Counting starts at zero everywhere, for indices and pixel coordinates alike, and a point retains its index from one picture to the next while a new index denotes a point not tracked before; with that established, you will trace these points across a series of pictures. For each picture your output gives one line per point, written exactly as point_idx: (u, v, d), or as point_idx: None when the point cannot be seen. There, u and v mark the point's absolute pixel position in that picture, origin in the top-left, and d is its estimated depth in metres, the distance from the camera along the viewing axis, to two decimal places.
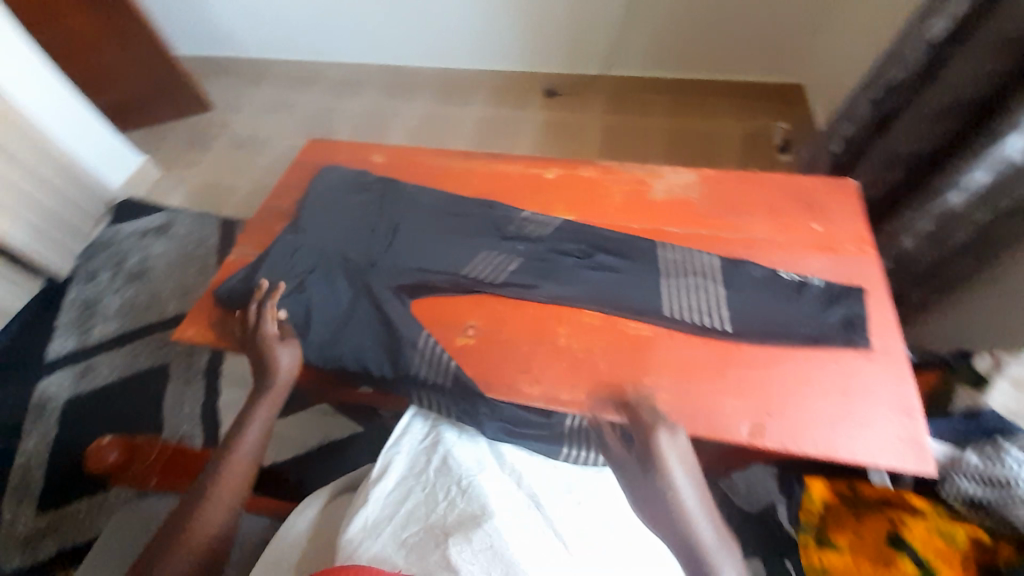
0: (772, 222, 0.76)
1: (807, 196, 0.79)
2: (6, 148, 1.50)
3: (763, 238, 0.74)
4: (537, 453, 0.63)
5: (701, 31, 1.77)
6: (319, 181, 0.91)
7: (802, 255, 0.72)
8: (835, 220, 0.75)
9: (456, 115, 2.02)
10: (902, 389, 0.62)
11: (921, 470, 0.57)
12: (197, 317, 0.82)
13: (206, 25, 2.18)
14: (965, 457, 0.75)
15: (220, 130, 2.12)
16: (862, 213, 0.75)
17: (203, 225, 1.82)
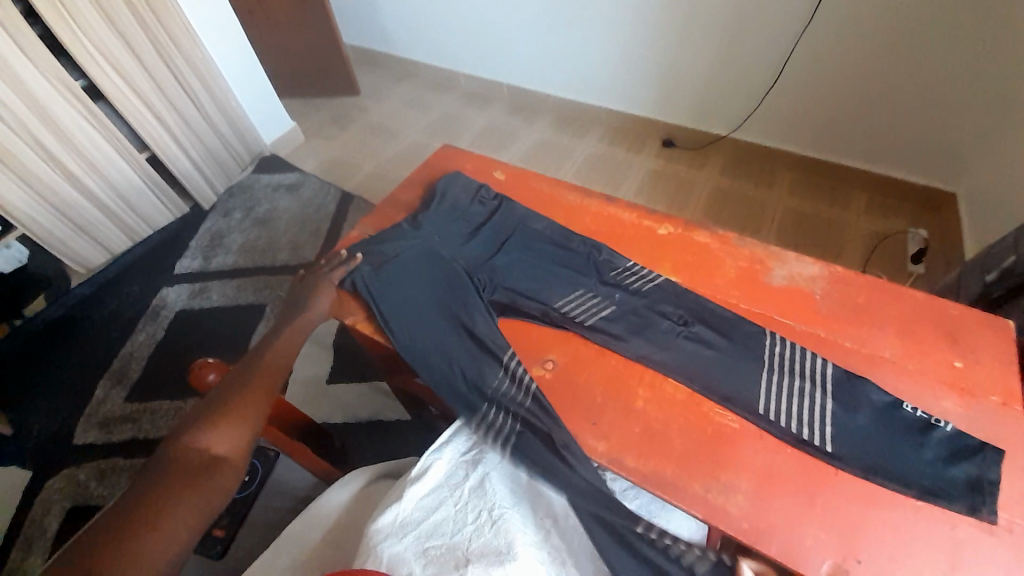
0: (904, 344, 0.68)
1: (950, 325, 0.70)
2: (194, 92, 1.78)
3: (888, 359, 0.66)
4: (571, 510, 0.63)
5: (849, 116, 1.66)
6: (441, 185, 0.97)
7: (935, 391, 0.63)
8: (984, 362, 0.66)
9: (570, 145, 2.08)
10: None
11: None
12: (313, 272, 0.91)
13: (372, 24, 2.44)
14: None
15: (361, 114, 2.35)
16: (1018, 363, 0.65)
17: (326, 193, 2.01)
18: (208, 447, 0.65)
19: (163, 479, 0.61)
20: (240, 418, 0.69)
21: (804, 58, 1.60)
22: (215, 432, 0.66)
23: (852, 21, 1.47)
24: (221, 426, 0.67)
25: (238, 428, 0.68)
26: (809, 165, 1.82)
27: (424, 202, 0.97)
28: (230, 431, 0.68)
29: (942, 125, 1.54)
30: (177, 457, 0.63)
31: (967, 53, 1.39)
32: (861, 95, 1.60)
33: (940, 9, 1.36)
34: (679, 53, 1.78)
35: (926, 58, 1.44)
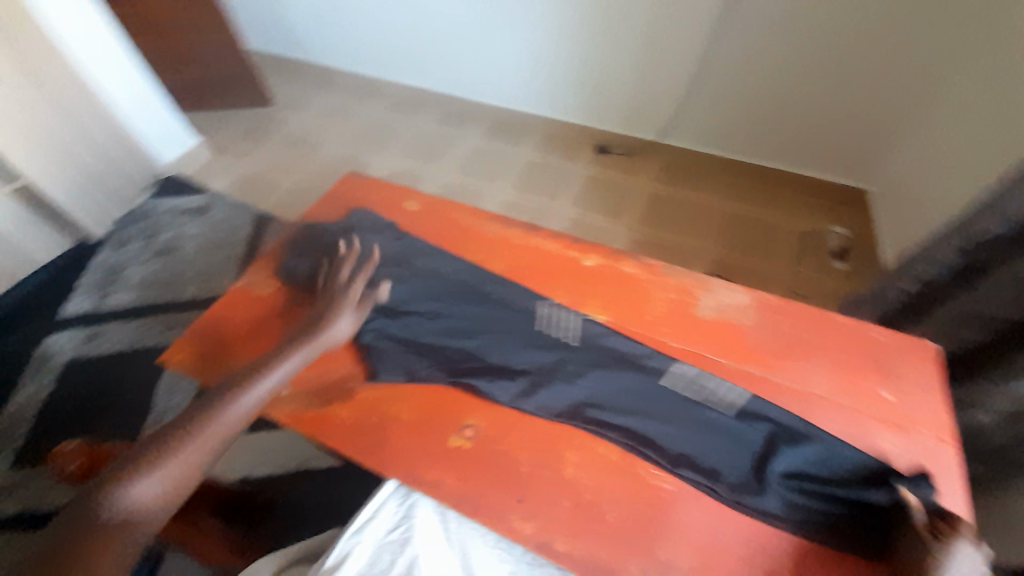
0: (828, 375, 0.67)
1: (872, 350, 0.70)
2: (70, 110, 1.54)
3: (815, 394, 0.65)
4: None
5: (770, 121, 1.73)
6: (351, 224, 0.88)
7: (863, 425, 0.63)
8: (903, 389, 0.66)
9: (505, 153, 2.01)
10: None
11: None
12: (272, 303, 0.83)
13: (284, 29, 2.26)
14: None
15: (277, 126, 2.16)
16: (936, 388, 0.66)
17: (239, 216, 1.82)
18: (138, 501, 0.55)
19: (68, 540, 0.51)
20: (180, 459, 0.59)
21: (728, 64, 1.64)
22: (158, 473, 0.57)
23: (770, 28, 1.53)
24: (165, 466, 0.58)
25: (185, 469, 0.59)
26: (735, 170, 1.87)
27: (327, 239, 0.86)
28: (171, 472, 0.58)
29: (848, 128, 1.65)
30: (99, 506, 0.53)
31: (870, 57, 1.50)
32: (782, 101, 1.67)
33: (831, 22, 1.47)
34: (607, 60, 1.78)
35: (825, 67, 1.55)
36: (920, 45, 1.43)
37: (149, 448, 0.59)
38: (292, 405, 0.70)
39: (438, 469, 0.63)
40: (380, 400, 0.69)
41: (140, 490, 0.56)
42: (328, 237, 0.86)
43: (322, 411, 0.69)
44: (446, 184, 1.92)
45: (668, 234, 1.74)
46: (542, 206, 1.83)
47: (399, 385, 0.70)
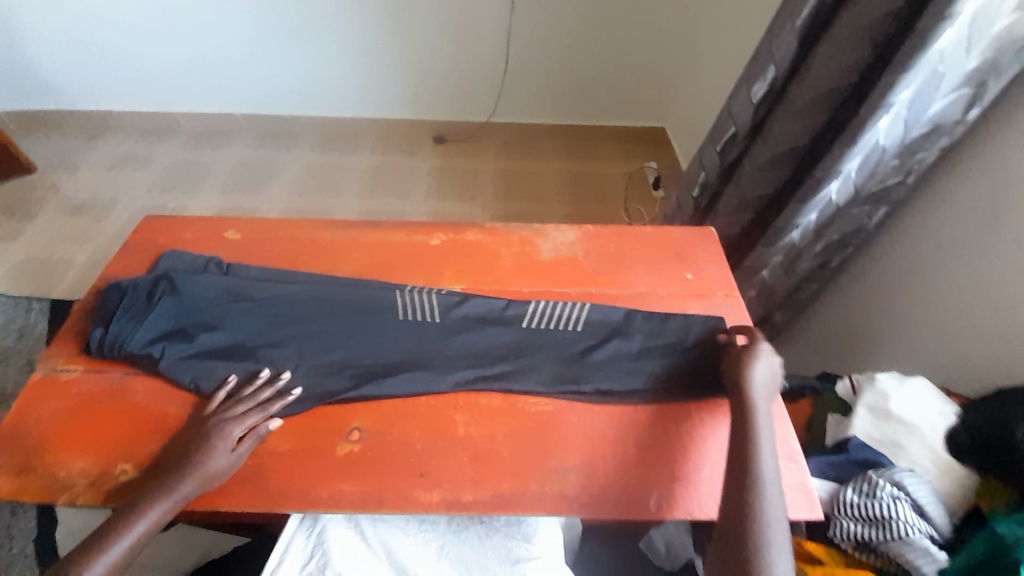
0: (649, 274, 0.80)
1: (676, 246, 0.85)
2: None
3: (644, 292, 0.77)
4: (438, 551, 0.62)
5: (574, 81, 1.93)
6: (164, 268, 0.78)
7: (681, 304, 0.77)
8: (703, 268, 0.82)
9: (342, 163, 1.92)
10: (786, 434, 0.70)
11: (812, 513, 0.65)
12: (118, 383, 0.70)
13: (24, 77, 1.86)
14: (843, 493, 0.72)
15: (48, 193, 1.78)
16: (723, 260, 0.83)
17: (24, 311, 1.47)
18: None
19: None
20: None
21: (525, 36, 1.81)
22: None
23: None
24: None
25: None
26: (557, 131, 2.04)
27: (137, 291, 0.75)
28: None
29: (632, 77, 1.93)
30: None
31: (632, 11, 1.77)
32: (578, 62, 1.88)
33: None
34: (414, 46, 1.82)
35: (598, 28, 1.80)
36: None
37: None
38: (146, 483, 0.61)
39: (330, 481, 0.62)
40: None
41: None
42: (138, 289, 0.75)
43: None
44: (286, 209, 1.78)
45: (519, 202, 1.85)
46: (396, 207, 1.80)
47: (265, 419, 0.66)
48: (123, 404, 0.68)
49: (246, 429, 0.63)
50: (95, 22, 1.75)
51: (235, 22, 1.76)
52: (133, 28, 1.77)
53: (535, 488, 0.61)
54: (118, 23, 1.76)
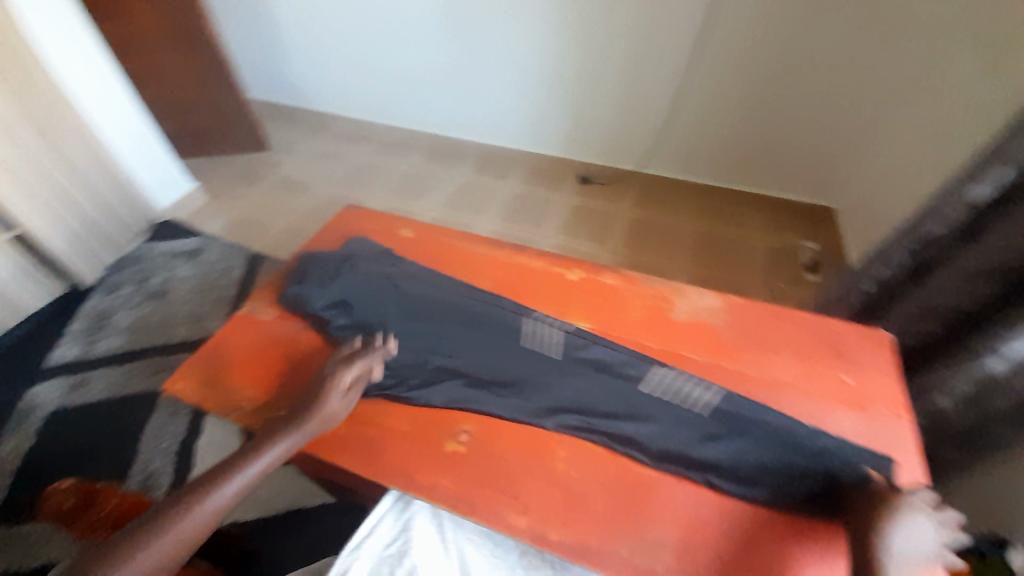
0: (796, 365, 0.73)
1: (837, 342, 0.76)
2: (74, 159, 1.59)
3: (788, 383, 0.70)
4: None
5: (738, 147, 1.86)
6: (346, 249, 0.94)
7: (830, 408, 0.68)
8: (864, 374, 0.72)
9: (491, 187, 2.09)
10: None
11: None
12: (278, 330, 0.85)
13: (281, 80, 2.40)
14: None
15: (272, 169, 2.24)
16: (896, 376, 0.71)
17: (232, 256, 1.86)
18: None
19: None
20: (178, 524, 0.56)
21: (695, 97, 1.78)
22: (154, 545, 0.54)
23: (731, 63, 1.67)
24: (164, 534, 0.55)
25: (180, 537, 0.56)
26: (707, 192, 1.98)
27: (324, 264, 0.90)
28: (166, 542, 0.55)
29: (809, 149, 1.78)
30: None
31: (822, 87, 1.64)
32: (746, 129, 1.80)
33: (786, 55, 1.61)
34: (585, 94, 1.91)
35: (783, 92, 1.69)
36: (864, 75, 1.58)
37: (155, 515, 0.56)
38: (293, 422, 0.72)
39: (433, 472, 0.66)
40: (376, 412, 0.73)
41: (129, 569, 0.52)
42: (325, 262, 0.90)
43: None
44: (434, 218, 1.99)
45: (648, 254, 1.81)
46: (528, 235, 1.90)
47: (391, 399, 0.74)
48: (287, 353, 0.82)
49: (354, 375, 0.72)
50: (333, 47, 2.14)
51: (432, 60, 2.02)
52: (359, 54, 2.14)
53: (622, 552, 0.58)
54: (348, 49, 2.12)
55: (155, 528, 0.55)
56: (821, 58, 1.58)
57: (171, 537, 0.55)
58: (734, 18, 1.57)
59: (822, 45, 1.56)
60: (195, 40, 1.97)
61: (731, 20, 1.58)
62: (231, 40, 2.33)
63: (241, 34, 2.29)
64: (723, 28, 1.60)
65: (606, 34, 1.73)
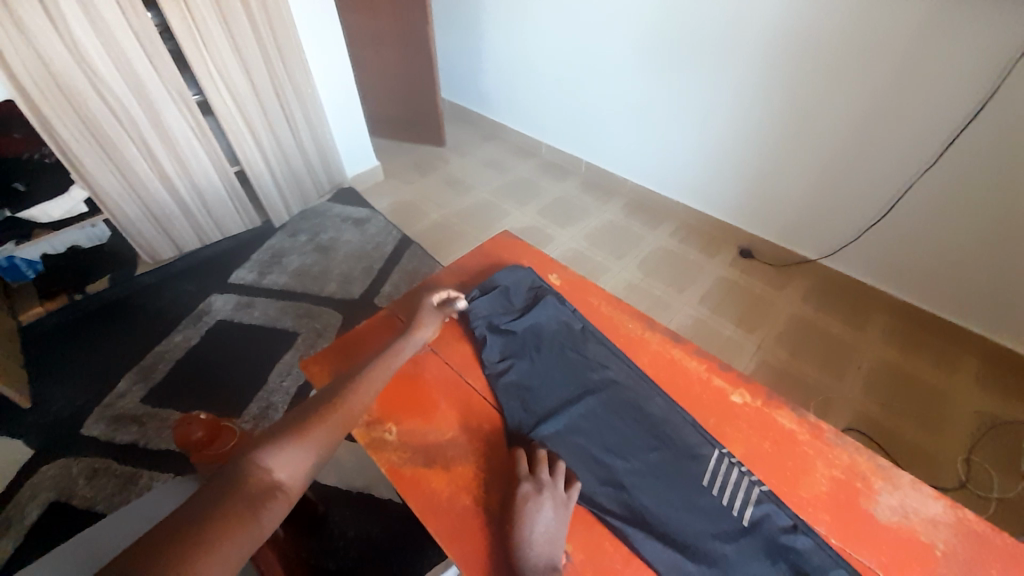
0: None
1: None
2: (295, 122, 1.86)
3: None
4: None
5: (977, 274, 1.39)
6: (508, 293, 1.00)
7: None
8: None
9: (639, 234, 1.95)
10: None
11: None
12: (402, 304, 1.05)
13: (473, 86, 2.55)
14: None
15: (442, 164, 2.39)
16: None
17: (389, 233, 2.02)
18: (277, 470, 0.63)
19: (204, 515, 0.56)
20: (303, 440, 0.67)
21: (918, 204, 1.40)
22: (284, 453, 0.65)
23: (986, 170, 1.25)
24: (291, 447, 0.66)
25: (306, 452, 0.67)
26: (911, 317, 1.57)
27: (490, 304, 0.98)
28: (296, 453, 0.66)
29: None
30: (242, 478, 0.61)
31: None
32: (990, 256, 1.35)
33: None
34: (775, 167, 1.63)
35: None
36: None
37: (275, 434, 0.67)
38: (397, 457, 0.78)
39: None
40: (474, 482, 0.75)
41: (277, 463, 0.64)
42: (493, 301, 0.98)
43: (416, 473, 0.76)
44: (571, 251, 1.91)
45: (807, 366, 1.49)
46: (665, 296, 1.71)
47: (502, 474, 0.76)
48: (417, 373, 0.90)
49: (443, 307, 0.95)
50: (526, 64, 2.21)
51: (618, 95, 1.93)
52: (550, 75, 2.14)
53: None
54: (540, 65, 2.15)
55: (279, 444, 0.66)
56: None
57: (300, 449, 0.66)
58: (1002, 121, 1.18)
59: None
60: (414, 38, 2.17)
61: (1001, 123, 1.18)
62: (441, 40, 2.52)
63: (450, 41, 2.48)
64: (985, 132, 1.21)
65: (825, 108, 1.43)
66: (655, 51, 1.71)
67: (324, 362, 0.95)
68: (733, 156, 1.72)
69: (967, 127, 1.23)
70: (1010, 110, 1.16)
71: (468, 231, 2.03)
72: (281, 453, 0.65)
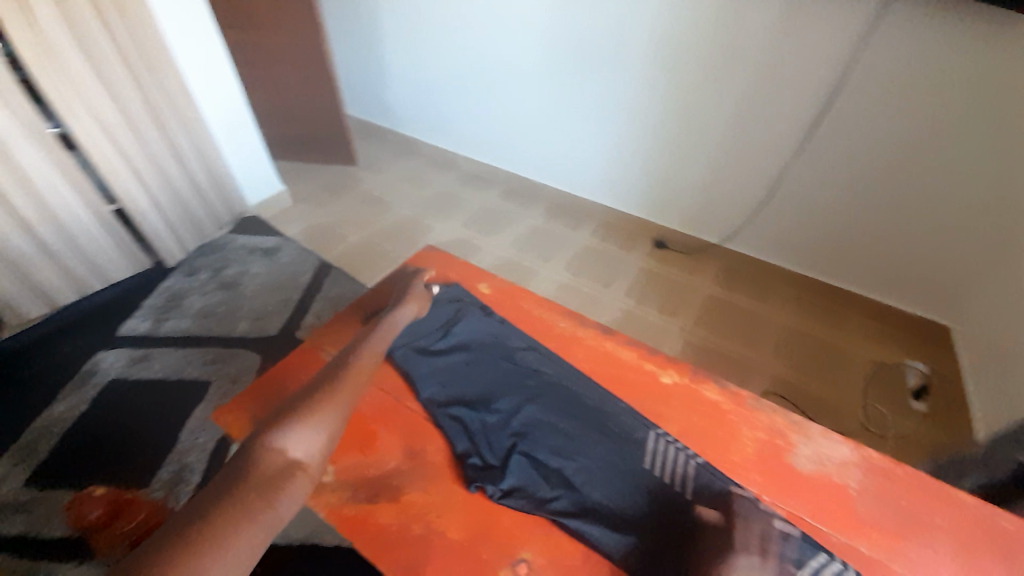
0: (934, 542, 0.69)
1: (964, 515, 0.72)
2: (180, 149, 1.69)
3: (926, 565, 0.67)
4: None
5: (847, 241, 1.61)
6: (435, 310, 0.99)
7: None
8: None
9: (563, 236, 2.01)
10: None
11: None
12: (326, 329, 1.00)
13: (378, 102, 2.49)
14: None
15: (356, 183, 2.30)
16: None
17: (304, 261, 1.90)
18: (292, 450, 0.68)
19: (234, 491, 0.62)
20: (310, 423, 0.71)
21: (795, 182, 1.59)
22: (294, 436, 0.69)
23: (844, 148, 1.46)
24: (298, 431, 0.69)
25: (315, 432, 0.70)
26: (803, 286, 1.76)
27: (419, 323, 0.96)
28: (306, 437, 0.70)
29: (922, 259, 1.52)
30: (257, 458, 0.65)
31: (970, 177, 1.35)
32: (856, 223, 1.57)
33: (897, 151, 1.40)
34: (675, 162, 1.77)
35: (897, 191, 1.46)
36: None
37: (284, 417, 0.71)
38: (334, 496, 0.73)
39: None
40: (426, 507, 0.72)
41: (292, 444, 0.68)
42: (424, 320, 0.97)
43: (361, 510, 0.71)
44: (501, 259, 1.92)
45: (725, 341, 1.63)
46: (595, 293, 1.78)
47: (448, 498, 0.73)
48: None
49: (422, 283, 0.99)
50: (430, 77, 2.20)
51: (522, 104, 1.99)
52: (456, 88, 2.15)
53: None
54: (443, 76, 2.15)
55: (287, 426, 0.69)
56: (974, 147, 1.30)
57: (307, 433, 0.70)
58: (850, 103, 1.39)
59: (975, 129, 1.28)
60: (309, 55, 2.08)
61: (850, 105, 1.39)
62: (339, 57, 2.44)
63: (350, 58, 2.41)
64: (839, 115, 1.42)
65: (706, 105, 1.59)
66: (552, 60, 1.80)
67: (240, 411, 0.86)
68: (639, 156, 1.84)
69: (824, 113, 1.43)
70: (855, 94, 1.37)
71: (393, 250, 1.97)
72: (292, 437, 0.68)
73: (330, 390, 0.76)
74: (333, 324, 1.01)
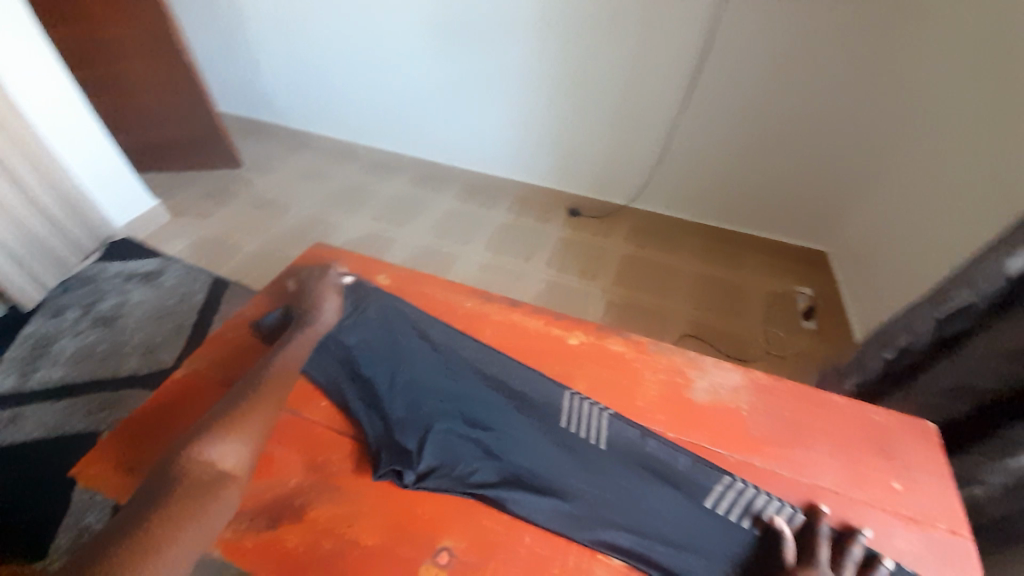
0: (815, 441, 0.77)
1: (836, 413, 0.81)
2: (16, 175, 1.41)
3: (807, 462, 0.75)
4: None
5: (732, 186, 1.75)
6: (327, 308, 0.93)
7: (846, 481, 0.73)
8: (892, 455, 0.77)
9: (478, 217, 1.98)
10: None
11: None
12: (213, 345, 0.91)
13: (256, 95, 2.26)
14: None
15: (245, 187, 2.09)
16: (904, 439, 0.78)
17: (194, 280, 1.71)
18: (220, 459, 0.67)
19: (160, 506, 0.60)
20: (239, 432, 0.70)
21: (682, 137, 1.68)
22: (222, 445, 0.68)
23: (718, 101, 1.57)
24: (226, 440, 0.68)
25: (244, 440, 0.70)
26: (703, 234, 1.88)
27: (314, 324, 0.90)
28: (236, 445, 0.69)
29: (794, 194, 1.69)
30: (182, 470, 0.64)
31: (828, 117, 1.50)
32: (737, 169, 1.70)
33: (760, 100, 1.53)
34: (575, 129, 1.79)
35: (767, 136, 1.60)
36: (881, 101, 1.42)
37: (207, 428, 0.69)
38: (233, 525, 0.67)
39: None
40: (336, 519, 0.68)
41: (220, 453, 0.67)
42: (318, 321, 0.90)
43: (262, 539, 0.66)
44: (419, 248, 1.85)
45: (642, 295, 1.71)
46: (517, 268, 1.78)
47: (357, 503, 0.70)
48: None
49: (334, 282, 0.95)
50: (311, 63, 2.02)
51: (416, 85, 1.90)
52: (342, 73, 2.00)
53: None
54: (325, 61, 1.99)
55: (215, 436, 0.68)
56: (825, 88, 1.45)
57: (235, 441, 0.69)
58: (718, 58, 1.48)
59: (829, 72, 1.42)
60: (161, 47, 1.83)
61: (718, 60, 1.48)
62: (200, 48, 2.17)
63: (212, 47, 2.15)
64: (710, 70, 1.51)
65: (594, 70, 1.62)
66: (439, 35, 1.72)
67: (108, 458, 0.75)
68: (540, 127, 1.84)
69: (701, 68, 1.51)
70: (720, 49, 1.46)
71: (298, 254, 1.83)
72: (220, 447, 0.67)
73: (256, 399, 0.74)
74: (225, 338, 0.92)
